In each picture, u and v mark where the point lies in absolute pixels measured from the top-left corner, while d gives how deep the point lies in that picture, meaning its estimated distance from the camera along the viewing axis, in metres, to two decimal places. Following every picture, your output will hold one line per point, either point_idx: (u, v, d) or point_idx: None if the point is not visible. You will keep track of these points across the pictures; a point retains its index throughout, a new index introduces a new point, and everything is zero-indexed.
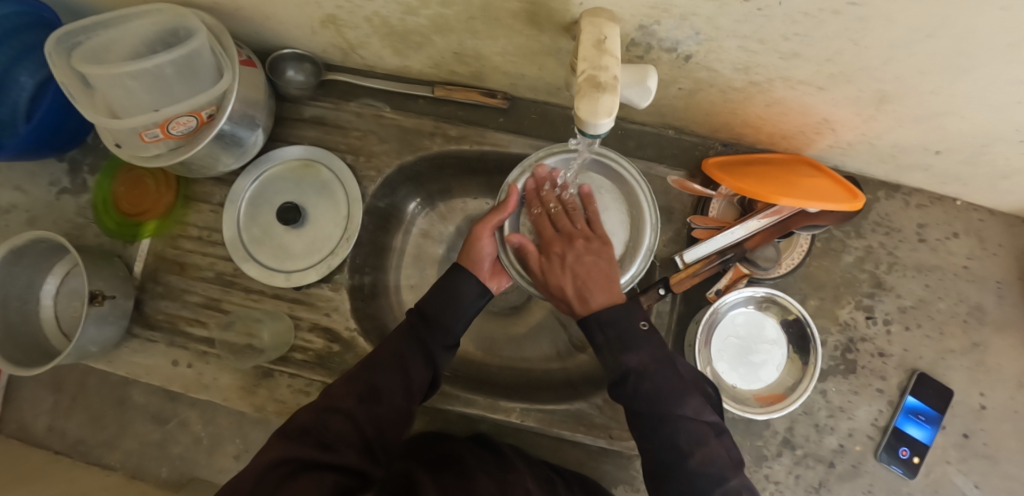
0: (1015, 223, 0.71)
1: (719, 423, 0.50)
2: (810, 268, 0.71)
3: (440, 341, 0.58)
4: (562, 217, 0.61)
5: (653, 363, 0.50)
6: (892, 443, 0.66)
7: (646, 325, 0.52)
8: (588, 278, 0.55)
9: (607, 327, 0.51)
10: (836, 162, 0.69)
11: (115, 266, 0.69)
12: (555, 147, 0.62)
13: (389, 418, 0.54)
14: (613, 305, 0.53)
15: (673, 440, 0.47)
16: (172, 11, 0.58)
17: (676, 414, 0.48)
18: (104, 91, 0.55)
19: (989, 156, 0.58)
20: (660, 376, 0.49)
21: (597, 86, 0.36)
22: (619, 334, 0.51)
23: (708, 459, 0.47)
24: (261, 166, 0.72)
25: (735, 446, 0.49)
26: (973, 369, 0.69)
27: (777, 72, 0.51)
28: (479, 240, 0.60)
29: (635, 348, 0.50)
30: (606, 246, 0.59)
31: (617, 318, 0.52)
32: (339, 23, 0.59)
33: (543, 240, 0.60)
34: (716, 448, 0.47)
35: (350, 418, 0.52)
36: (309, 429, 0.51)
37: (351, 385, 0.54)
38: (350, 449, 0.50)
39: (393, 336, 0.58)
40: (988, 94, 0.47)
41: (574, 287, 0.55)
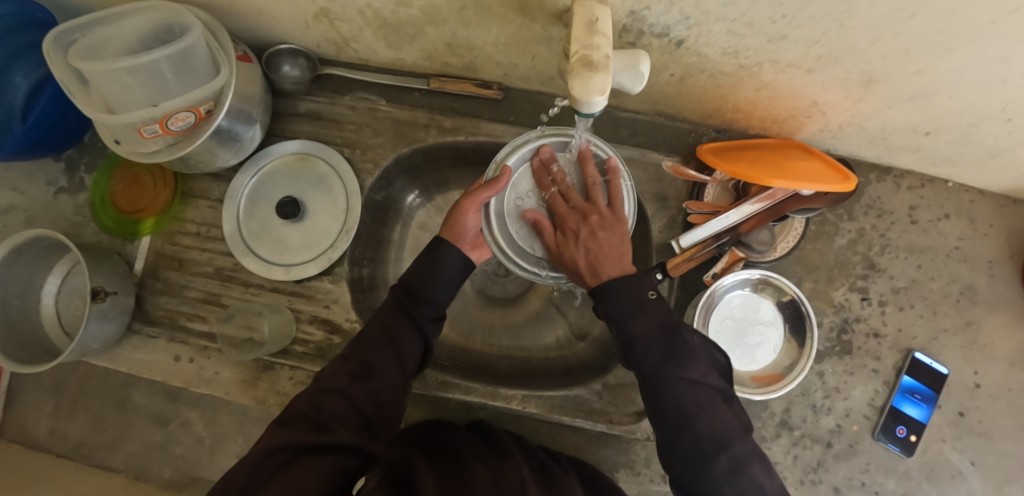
0: (1004, 203, 0.72)
1: (726, 388, 0.52)
2: (803, 251, 0.71)
3: (425, 313, 0.58)
4: (571, 190, 0.60)
5: (658, 330, 0.52)
6: (889, 423, 0.67)
7: (655, 294, 0.54)
8: (601, 252, 0.55)
9: (619, 301, 0.52)
10: (827, 145, 0.70)
11: (114, 263, 0.69)
12: (544, 130, 0.62)
13: (386, 393, 0.55)
14: (623, 281, 0.53)
15: (682, 410, 0.49)
16: (166, 7, 0.58)
17: (681, 380, 0.50)
18: (102, 88, 0.56)
19: (977, 136, 0.59)
20: (665, 343, 0.51)
21: (589, 65, 0.36)
22: (625, 303, 0.52)
23: (712, 424, 0.49)
24: (258, 161, 0.73)
25: (744, 412, 0.52)
26: (966, 348, 0.69)
27: (766, 55, 0.51)
28: (465, 211, 0.59)
29: (641, 316, 0.52)
30: (619, 223, 0.57)
31: (627, 289, 0.53)
32: (333, 16, 0.60)
33: (558, 214, 0.59)
34: (720, 413, 0.50)
35: (345, 396, 0.53)
36: (306, 412, 0.51)
37: (342, 365, 0.55)
38: (347, 428, 0.51)
39: (381, 313, 0.59)
40: (973, 73, 0.48)
41: (586, 261, 0.55)
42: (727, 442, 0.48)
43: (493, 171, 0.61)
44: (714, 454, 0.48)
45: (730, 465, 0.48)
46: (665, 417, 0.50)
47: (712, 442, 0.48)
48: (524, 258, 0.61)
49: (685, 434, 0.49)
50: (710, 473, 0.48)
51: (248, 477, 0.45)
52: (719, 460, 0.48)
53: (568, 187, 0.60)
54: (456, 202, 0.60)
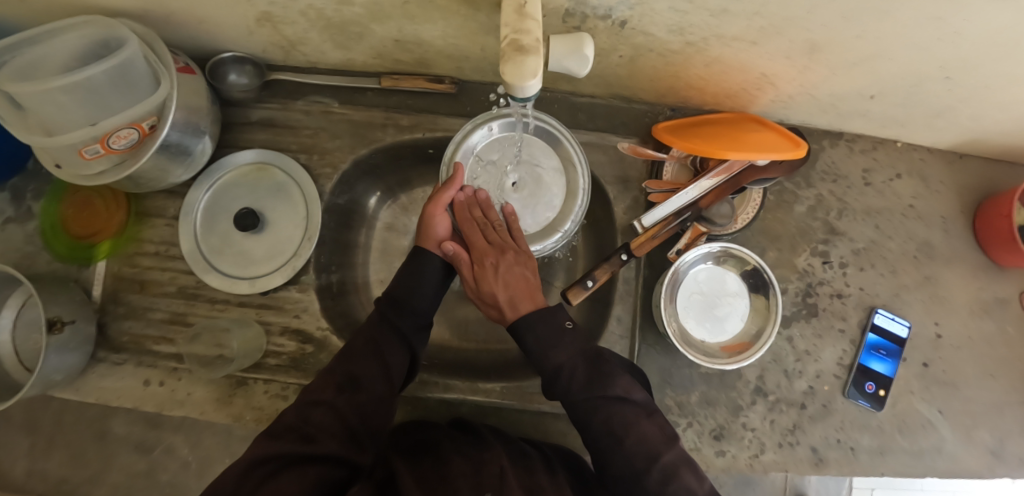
0: (952, 159, 0.75)
1: (648, 403, 0.55)
2: (765, 221, 0.73)
3: (412, 323, 0.58)
4: (488, 230, 0.62)
5: (579, 358, 0.54)
6: (858, 379, 0.69)
7: (571, 324, 0.57)
8: (518, 287, 0.58)
9: (539, 334, 0.55)
10: (780, 115, 0.71)
11: (71, 291, 0.67)
12: (479, 119, 0.65)
13: (371, 405, 0.54)
14: (539, 312, 0.56)
15: (610, 427, 0.52)
16: (98, 22, 0.56)
17: (605, 399, 0.52)
18: (36, 110, 0.54)
19: (920, 96, 0.61)
20: (587, 367, 0.54)
21: (521, 49, 0.36)
22: (547, 337, 0.55)
23: (640, 440, 0.52)
24: (212, 174, 0.71)
25: (667, 422, 0.55)
26: (927, 301, 0.72)
27: (710, 30, 0.52)
28: (434, 214, 0.61)
29: (562, 347, 0.54)
30: (530, 259, 0.61)
31: (545, 323, 0.56)
32: (276, 20, 0.58)
33: (476, 248, 0.60)
34: (644, 426, 0.52)
35: (333, 409, 0.52)
36: (293, 425, 0.51)
37: (329, 377, 0.55)
38: (334, 439, 0.51)
39: (368, 325, 0.58)
40: (908, 35, 0.49)
41: (507, 295, 0.58)
42: (656, 455, 0.51)
43: (446, 171, 0.64)
44: (645, 469, 0.51)
45: (663, 476, 0.50)
46: (592, 433, 0.53)
47: (641, 457, 0.51)
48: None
49: (615, 452, 0.52)
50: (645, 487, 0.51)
51: (234, 486, 0.45)
52: (651, 473, 0.50)
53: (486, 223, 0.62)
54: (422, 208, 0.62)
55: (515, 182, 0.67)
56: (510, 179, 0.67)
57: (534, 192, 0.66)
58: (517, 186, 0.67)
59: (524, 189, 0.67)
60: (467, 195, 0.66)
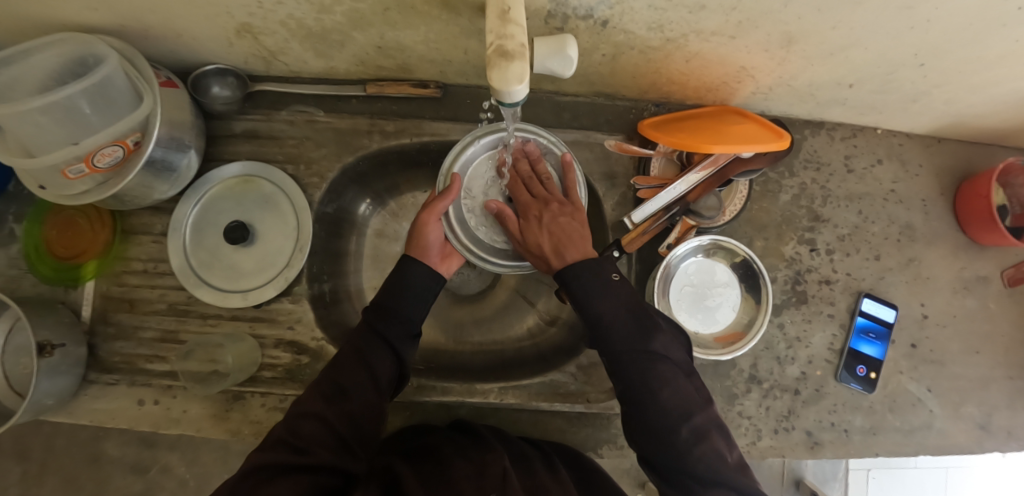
0: (930, 142, 0.77)
1: (688, 365, 0.54)
2: (752, 212, 0.74)
3: (397, 330, 0.58)
4: (534, 184, 0.63)
5: (625, 310, 0.53)
6: (850, 363, 0.70)
7: (618, 276, 0.55)
8: (564, 235, 0.57)
9: (585, 283, 0.54)
10: (762, 107, 0.73)
11: (58, 313, 0.65)
12: (476, 132, 0.64)
13: (362, 412, 0.54)
14: (583, 262, 0.55)
15: (648, 381, 0.50)
16: (74, 39, 0.55)
17: (647, 356, 0.51)
18: (15, 132, 0.53)
19: (895, 83, 0.62)
20: (632, 319, 0.52)
21: (505, 55, 0.36)
22: (592, 286, 0.53)
23: (677, 400, 0.50)
24: (199, 189, 0.70)
25: (704, 386, 0.54)
26: (911, 282, 0.74)
27: (689, 26, 0.52)
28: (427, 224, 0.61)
29: (606, 296, 0.53)
30: (577, 210, 0.60)
31: (591, 272, 0.54)
32: (255, 30, 0.58)
33: (521, 203, 0.62)
34: (684, 389, 0.51)
35: (321, 419, 0.52)
36: (283, 437, 0.50)
37: (316, 389, 0.54)
38: (327, 450, 0.50)
39: (354, 335, 0.58)
40: (880, 24, 0.50)
41: (551, 245, 0.58)
42: (690, 415, 0.50)
43: (444, 181, 0.64)
44: (677, 429, 0.50)
45: (693, 436, 0.50)
46: (631, 386, 0.51)
47: (675, 416, 0.50)
48: (495, 255, 0.65)
49: (651, 405, 0.50)
50: (675, 446, 0.49)
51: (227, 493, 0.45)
52: (681, 431, 0.49)
53: (530, 175, 0.64)
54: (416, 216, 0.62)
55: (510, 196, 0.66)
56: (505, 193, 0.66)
57: None
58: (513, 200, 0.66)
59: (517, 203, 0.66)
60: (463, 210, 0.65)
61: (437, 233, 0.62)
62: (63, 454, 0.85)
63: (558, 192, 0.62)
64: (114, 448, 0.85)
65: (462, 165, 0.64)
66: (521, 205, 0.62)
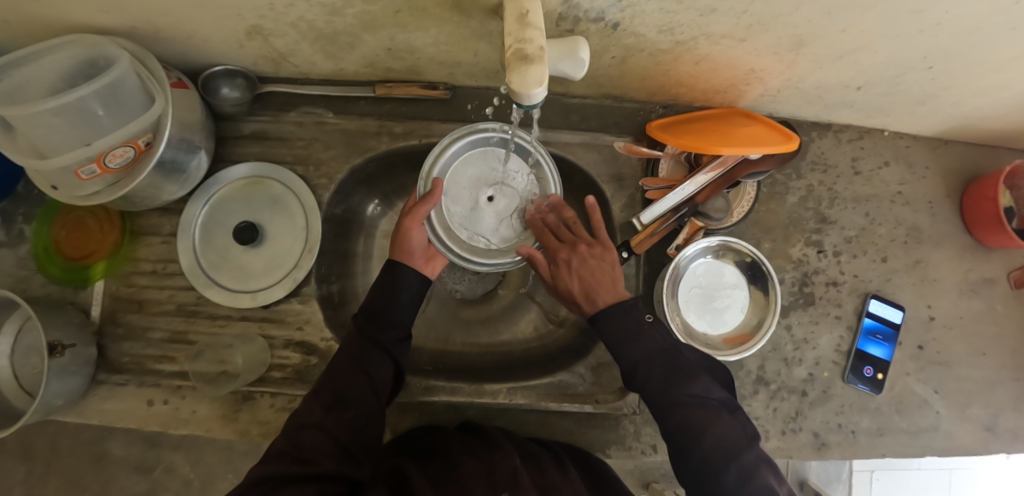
0: (936, 144, 0.77)
1: (730, 401, 0.55)
2: (759, 213, 0.74)
3: (389, 335, 0.58)
4: (563, 229, 0.64)
5: (658, 353, 0.55)
6: (857, 364, 0.71)
7: (650, 318, 0.59)
8: (594, 279, 0.60)
9: (618, 332, 0.56)
10: (769, 109, 0.73)
11: (68, 313, 0.66)
12: (457, 132, 0.63)
13: (363, 418, 0.54)
14: (618, 304, 0.58)
15: (688, 422, 0.52)
16: (85, 40, 0.55)
17: (684, 396, 0.53)
18: (28, 133, 0.53)
19: (903, 86, 0.63)
20: (665, 363, 0.55)
21: (525, 58, 0.37)
22: (624, 332, 0.56)
23: (717, 441, 0.51)
24: (207, 190, 0.71)
25: (750, 421, 0.54)
26: (918, 284, 0.74)
27: (699, 29, 0.53)
28: (410, 229, 0.60)
29: (638, 342, 0.56)
30: (606, 250, 0.62)
31: (623, 318, 0.57)
32: (266, 32, 0.58)
33: (547, 248, 0.63)
34: (726, 424, 0.52)
35: (321, 429, 0.52)
36: (284, 448, 0.51)
37: (315, 398, 0.55)
38: (330, 459, 0.50)
39: (348, 343, 0.58)
40: (889, 27, 0.50)
41: (584, 287, 0.60)
42: (735, 453, 0.51)
43: (424, 184, 0.62)
44: (722, 468, 0.50)
45: (741, 475, 0.50)
46: (675, 430, 0.52)
47: (720, 456, 0.51)
48: (477, 255, 0.63)
49: (696, 447, 0.51)
50: (722, 487, 0.50)
51: None
52: (728, 471, 0.50)
53: (558, 222, 0.65)
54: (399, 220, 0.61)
55: (493, 195, 0.64)
56: (488, 193, 0.64)
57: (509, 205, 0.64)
58: (495, 199, 0.64)
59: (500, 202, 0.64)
60: (444, 210, 0.63)
61: (421, 237, 0.61)
62: (68, 454, 0.85)
63: (587, 233, 0.64)
64: (120, 448, 0.85)
65: (441, 166, 0.63)
66: (548, 249, 0.64)
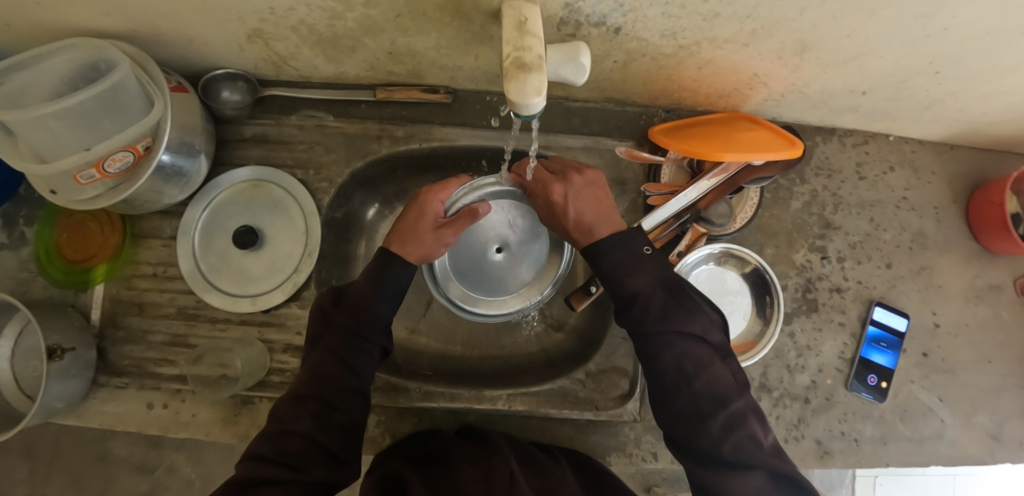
0: (942, 149, 0.76)
1: (724, 347, 0.55)
2: (762, 219, 0.73)
3: (371, 327, 0.56)
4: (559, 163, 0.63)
5: (659, 286, 0.54)
6: (860, 372, 0.70)
7: (650, 249, 0.57)
8: (601, 207, 0.59)
9: (617, 262, 0.55)
10: (773, 114, 0.72)
11: (69, 317, 0.66)
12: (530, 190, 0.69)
13: (351, 422, 0.54)
14: (619, 236, 0.57)
15: (683, 361, 0.52)
16: (86, 44, 0.55)
17: (680, 337, 0.52)
18: (27, 137, 0.53)
19: (909, 90, 0.62)
20: (666, 297, 0.54)
21: (523, 67, 0.37)
22: (624, 263, 0.55)
23: (711, 384, 0.51)
24: (208, 193, 0.71)
25: (740, 366, 0.55)
26: (923, 291, 0.73)
27: (702, 34, 0.52)
28: (443, 244, 0.61)
29: (640, 274, 0.55)
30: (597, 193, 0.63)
31: (624, 250, 0.56)
32: (266, 36, 0.58)
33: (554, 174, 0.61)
34: (719, 368, 0.52)
35: (308, 437, 0.51)
36: (267, 454, 0.50)
37: (300, 406, 0.53)
38: (316, 464, 0.50)
39: (329, 345, 0.55)
40: (895, 33, 0.50)
41: (590, 214, 0.58)
42: (725, 400, 0.51)
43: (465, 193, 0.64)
44: (711, 413, 0.50)
45: (728, 422, 0.50)
46: (667, 369, 0.52)
47: (710, 400, 0.51)
48: (446, 278, 0.72)
49: (684, 388, 0.52)
50: (706, 432, 0.50)
51: None
52: (716, 418, 0.50)
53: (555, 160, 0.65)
54: (431, 227, 0.61)
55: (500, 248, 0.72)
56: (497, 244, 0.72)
57: (502, 268, 0.73)
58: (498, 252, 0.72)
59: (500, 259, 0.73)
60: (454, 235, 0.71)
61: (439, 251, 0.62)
62: (69, 454, 0.86)
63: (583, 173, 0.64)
64: (121, 448, 0.86)
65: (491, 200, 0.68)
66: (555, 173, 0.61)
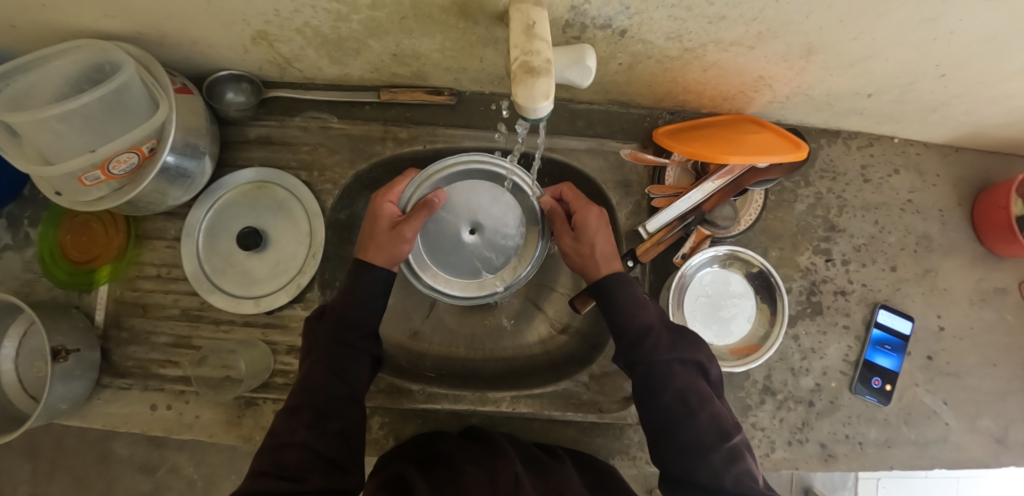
0: (947, 152, 0.76)
1: (717, 385, 0.58)
2: (766, 221, 0.73)
3: (358, 335, 0.57)
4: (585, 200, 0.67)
5: (662, 322, 0.57)
6: (865, 375, 0.70)
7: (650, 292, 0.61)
8: (615, 247, 0.63)
9: (625, 295, 0.58)
10: (778, 116, 0.72)
11: (73, 318, 0.66)
12: (476, 158, 0.66)
13: (349, 427, 0.54)
14: (626, 275, 0.60)
15: (688, 395, 0.53)
16: (91, 46, 0.55)
17: (685, 370, 0.54)
18: (32, 139, 0.53)
19: (914, 93, 0.62)
20: (670, 333, 0.57)
21: (531, 71, 0.37)
22: (632, 297, 0.58)
23: (713, 417, 0.53)
24: (212, 195, 0.71)
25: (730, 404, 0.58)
26: (928, 294, 0.73)
27: (708, 36, 0.52)
28: (402, 240, 0.61)
29: (645, 309, 0.57)
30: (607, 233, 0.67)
31: (629, 286, 0.59)
32: (271, 38, 0.58)
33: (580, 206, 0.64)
34: (718, 404, 0.54)
35: (306, 447, 0.51)
36: (266, 469, 0.49)
37: (295, 418, 0.53)
38: (317, 472, 0.50)
39: (317, 355, 0.56)
40: (902, 36, 0.49)
41: (604, 249, 0.62)
42: (727, 434, 0.53)
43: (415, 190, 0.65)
44: (713, 445, 0.52)
45: (728, 456, 0.52)
46: (673, 402, 0.53)
47: (712, 434, 0.52)
48: (426, 271, 0.69)
49: (689, 421, 0.53)
50: (709, 465, 0.51)
51: None
52: (718, 451, 0.52)
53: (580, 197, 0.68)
54: (392, 229, 0.61)
55: (473, 229, 0.69)
56: (468, 225, 0.69)
57: (483, 248, 0.70)
58: (475, 233, 0.69)
59: (477, 240, 0.69)
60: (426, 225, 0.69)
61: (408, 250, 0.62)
62: (72, 454, 0.86)
63: None
64: (124, 448, 0.86)
65: (444, 178, 0.67)
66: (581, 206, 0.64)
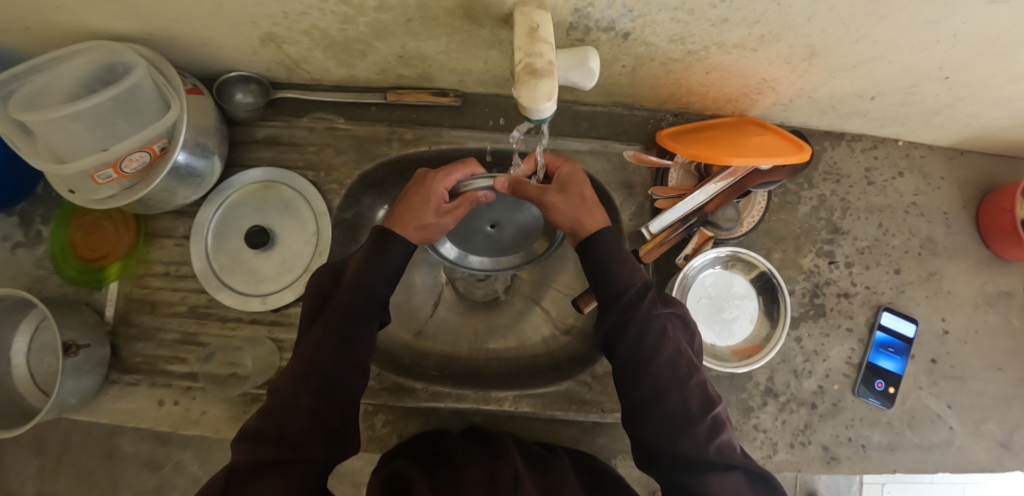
0: (952, 154, 0.76)
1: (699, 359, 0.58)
2: (769, 223, 0.73)
3: (371, 307, 0.57)
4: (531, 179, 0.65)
5: (651, 289, 0.57)
6: (868, 377, 0.70)
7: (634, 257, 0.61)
8: None
9: (614, 258, 0.58)
10: (781, 118, 0.72)
11: (83, 314, 0.67)
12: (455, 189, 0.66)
13: (353, 404, 0.55)
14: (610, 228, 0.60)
15: (676, 361, 0.53)
16: (103, 47, 0.56)
17: (675, 338, 0.54)
18: (47, 138, 0.54)
19: (918, 96, 0.62)
20: (659, 299, 0.57)
21: (534, 72, 0.37)
22: (621, 260, 0.58)
23: (699, 386, 0.53)
24: (219, 194, 0.72)
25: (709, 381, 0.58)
26: (932, 297, 0.73)
27: (710, 39, 0.52)
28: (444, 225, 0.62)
29: (636, 274, 0.57)
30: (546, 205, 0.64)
31: (618, 251, 0.58)
32: (279, 40, 0.59)
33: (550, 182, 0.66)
34: (701, 373, 0.55)
35: (309, 414, 0.51)
36: (268, 431, 0.49)
37: (301, 382, 0.52)
38: (319, 441, 0.50)
39: (327, 321, 0.55)
40: (905, 37, 0.50)
41: None
42: (710, 403, 0.53)
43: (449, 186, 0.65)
44: (699, 416, 0.51)
45: (712, 426, 0.51)
46: (661, 369, 0.52)
47: (698, 403, 0.52)
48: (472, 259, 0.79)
49: (676, 388, 0.52)
50: (694, 435, 0.50)
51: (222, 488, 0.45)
52: (702, 421, 0.51)
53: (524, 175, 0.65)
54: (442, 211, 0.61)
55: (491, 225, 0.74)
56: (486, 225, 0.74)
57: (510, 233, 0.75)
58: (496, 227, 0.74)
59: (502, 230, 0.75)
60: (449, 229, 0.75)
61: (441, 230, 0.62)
62: (79, 450, 0.87)
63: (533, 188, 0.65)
64: (130, 444, 0.87)
65: None
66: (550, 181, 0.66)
